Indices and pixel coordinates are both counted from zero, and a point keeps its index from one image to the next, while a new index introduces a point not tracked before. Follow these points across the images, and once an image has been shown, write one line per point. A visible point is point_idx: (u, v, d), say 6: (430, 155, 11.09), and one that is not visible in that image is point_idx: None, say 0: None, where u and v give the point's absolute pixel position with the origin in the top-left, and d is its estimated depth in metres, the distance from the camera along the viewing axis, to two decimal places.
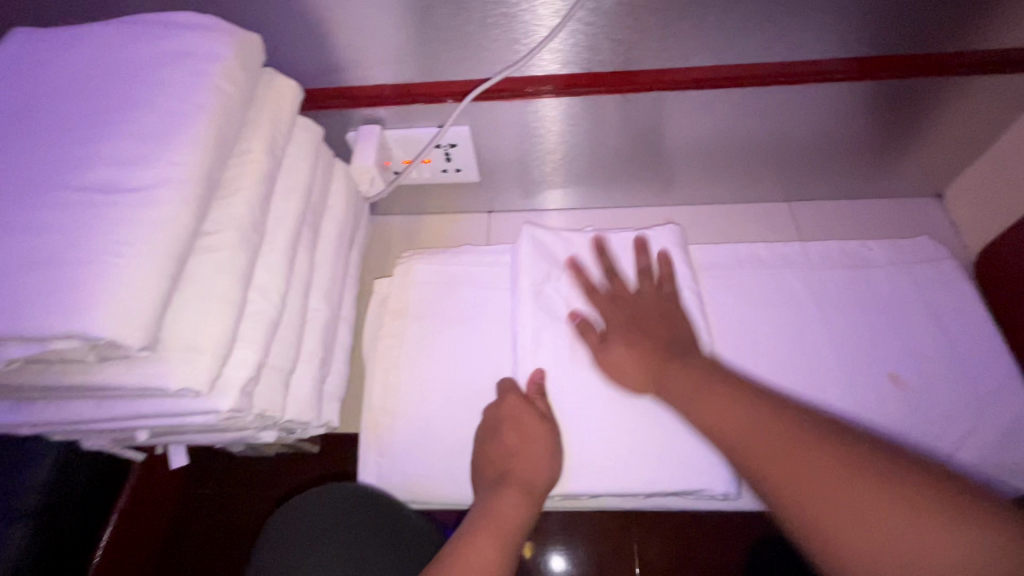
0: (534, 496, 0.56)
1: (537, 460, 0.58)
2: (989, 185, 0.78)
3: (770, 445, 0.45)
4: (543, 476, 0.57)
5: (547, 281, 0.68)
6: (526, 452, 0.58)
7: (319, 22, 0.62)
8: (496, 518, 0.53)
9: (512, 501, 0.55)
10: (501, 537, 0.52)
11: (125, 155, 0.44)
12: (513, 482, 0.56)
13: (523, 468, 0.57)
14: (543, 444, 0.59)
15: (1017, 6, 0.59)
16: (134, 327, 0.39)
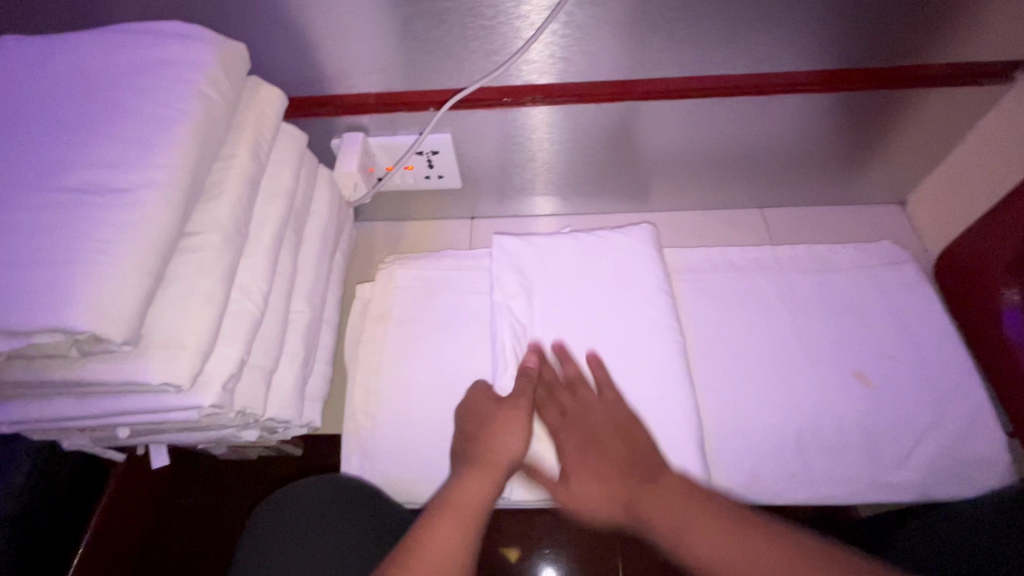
0: (500, 476, 0.55)
1: (505, 440, 0.58)
2: (947, 192, 0.82)
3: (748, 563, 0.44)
4: (513, 455, 0.57)
5: (515, 297, 0.69)
6: (494, 434, 0.58)
7: (303, 32, 0.64)
8: (461, 500, 0.51)
9: (477, 483, 0.54)
10: (466, 518, 0.50)
11: (110, 157, 0.46)
12: (479, 464, 0.55)
13: (493, 450, 0.57)
14: (514, 424, 0.59)
15: (964, 24, 0.63)
16: (118, 322, 0.40)
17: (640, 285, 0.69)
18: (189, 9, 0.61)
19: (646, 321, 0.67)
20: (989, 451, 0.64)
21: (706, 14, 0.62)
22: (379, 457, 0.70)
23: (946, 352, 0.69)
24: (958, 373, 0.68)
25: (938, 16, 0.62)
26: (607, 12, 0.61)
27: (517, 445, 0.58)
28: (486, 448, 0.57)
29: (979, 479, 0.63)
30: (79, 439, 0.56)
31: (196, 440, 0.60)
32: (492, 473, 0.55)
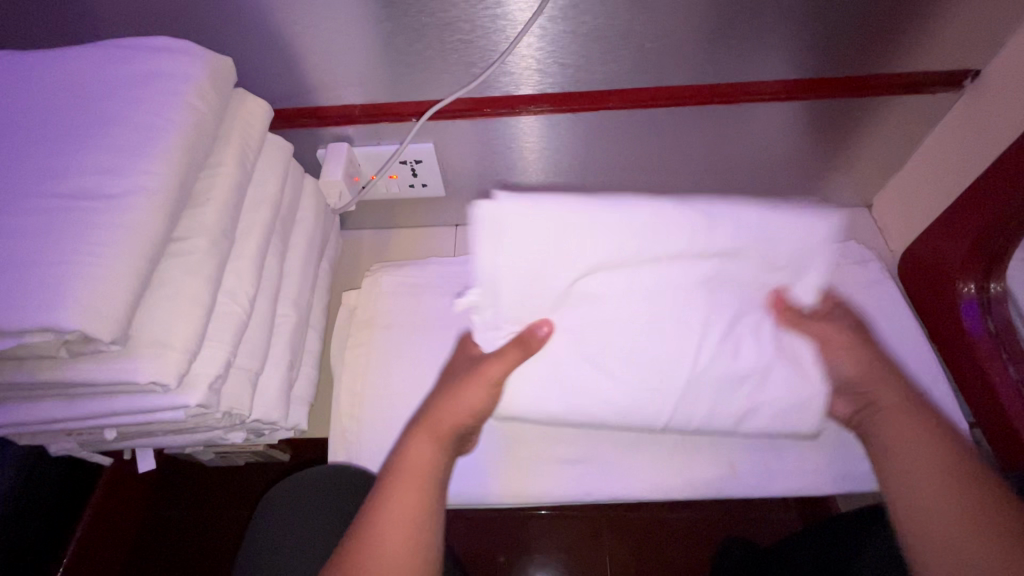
0: (450, 435, 0.58)
1: (458, 401, 0.59)
2: (909, 195, 0.85)
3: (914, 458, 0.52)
4: (460, 418, 0.59)
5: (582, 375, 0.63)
6: (444, 397, 0.60)
7: (288, 47, 0.66)
8: (412, 464, 0.54)
9: (423, 446, 0.56)
10: (420, 479, 0.53)
11: (100, 165, 0.47)
12: (428, 427, 0.58)
13: (443, 413, 0.59)
14: (474, 384, 0.59)
15: (918, 35, 0.67)
16: (107, 322, 0.42)
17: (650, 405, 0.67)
18: (176, 24, 0.63)
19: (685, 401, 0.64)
20: None
21: (675, 25, 0.65)
22: (365, 459, 0.72)
23: (911, 347, 0.72)
24: (923, 368, 0.71)
25: (891, 28, 0.66)
26: (579, 25, 0.65)
27: (475, 401, 0.59)
28: (435, 410, 0.59)
29: None
30: (66, 442, 0.56)
31: (183, 443, 0.60)
32: (440, 434, 0.57)
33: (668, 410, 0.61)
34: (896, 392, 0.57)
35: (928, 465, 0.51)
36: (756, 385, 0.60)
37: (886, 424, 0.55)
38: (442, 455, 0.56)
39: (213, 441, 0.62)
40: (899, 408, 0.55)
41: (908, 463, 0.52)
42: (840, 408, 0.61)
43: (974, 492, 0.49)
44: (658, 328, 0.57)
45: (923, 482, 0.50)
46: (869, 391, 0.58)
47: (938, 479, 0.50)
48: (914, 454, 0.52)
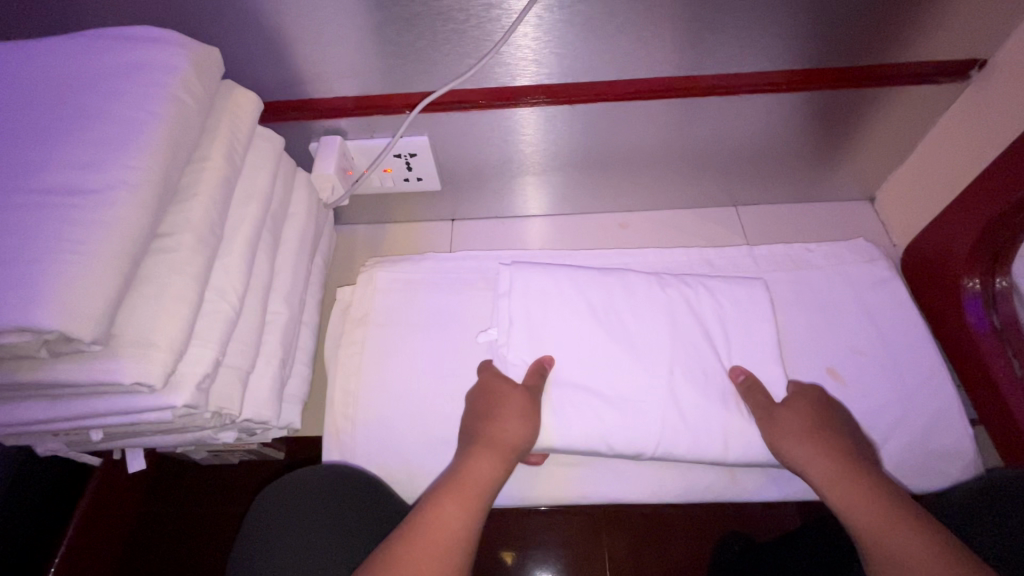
0: (508, 457, 0.58)
1: (509, 425, 0.60)
2: (914, 189, 0.84)
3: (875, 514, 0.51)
4: (520, 438, 0.59)
5: (579, 396, 0.65)
6: (498, 419, 0.60)
7: (277, 38, 0.65)
8: (469, 480, 0.54)
9: (485, 464, 0.56)
10: (472, 495, 0.53)
11: (81, 159, 0.46)
12: (488, 445, 0.58)
13: (498, 434, 0.59)
14: (514, 409, 0.61)
15: (922, 24, 0.65)
16: (88, 321, 0.41)
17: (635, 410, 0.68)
18: (160, 12, 0.61)
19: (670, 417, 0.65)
20: (955, 439, 0.66)
21: (674, 15, 0.63)
22: (360, 457, 0.71)
23: (913, 344, 0.71)
24: (924, 365, 0.70)
25: (895, 18, 0.64)
26: (575, 15, 0.63)
27: (520, 429, 0.60)
28: (491, 430, 0.59)
29: (945, 470, 0.65)
30: (52, 443, 0.55)
31: (173, 443, 0.59)
32: (499, 455, 0.57)
33: (654, 434, 0.64)
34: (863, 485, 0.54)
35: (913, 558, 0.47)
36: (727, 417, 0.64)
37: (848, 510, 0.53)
38: (497, 476, 0.56)
39: (204, 441, 0.61)
40: (858, 491, 0.54)
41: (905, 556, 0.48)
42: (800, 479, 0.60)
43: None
44: (625, 359, 0.67)
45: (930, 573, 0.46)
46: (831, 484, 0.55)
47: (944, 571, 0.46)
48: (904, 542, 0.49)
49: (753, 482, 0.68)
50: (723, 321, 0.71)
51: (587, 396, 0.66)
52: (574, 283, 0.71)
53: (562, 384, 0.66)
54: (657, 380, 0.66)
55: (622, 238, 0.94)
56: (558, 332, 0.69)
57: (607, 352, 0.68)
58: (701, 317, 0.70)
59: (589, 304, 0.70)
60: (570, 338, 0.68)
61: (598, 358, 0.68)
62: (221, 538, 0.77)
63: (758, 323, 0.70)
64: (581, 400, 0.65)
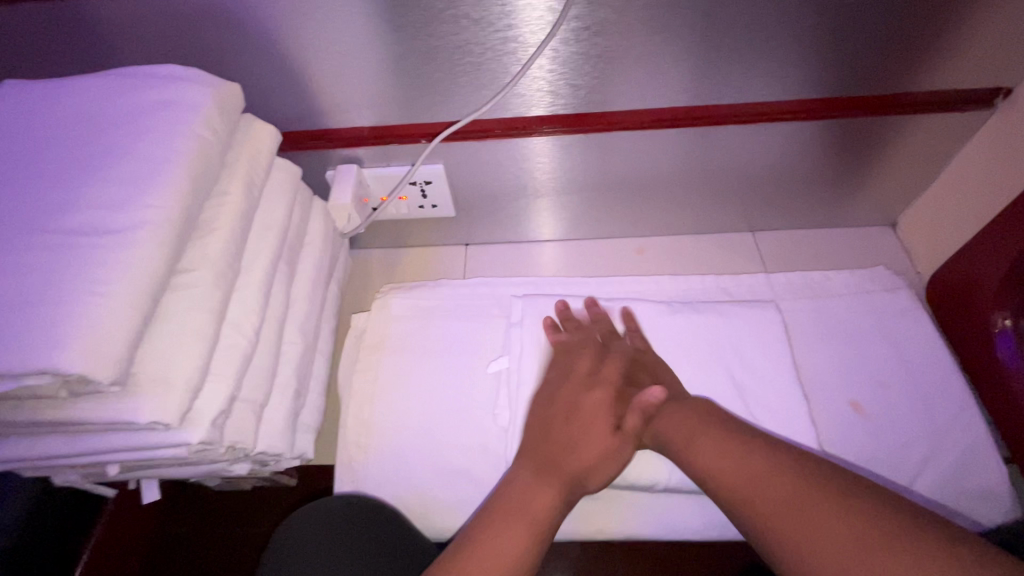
0: (567, 494, 0.49)
1: (573, 453, 0.51)
2: (937, 215, 0.82)
3: (710, 440, 0.49)
4: (582, 471, 0.51)
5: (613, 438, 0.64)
6: (567, 445, 0.52)
7: (298, 73, 0.66)
8: (519, 507, 0.46)
9: (540, 497, 0.47)
10: (523, 536, 0.44)
11: (105, 199, 0.47)
12: (541, 475, 0.49)
13: (562, 461, 0.50)
14: (587, 433, 0.53)
15: (943, 53, 0.64)
16: (106, 362, 0.41)
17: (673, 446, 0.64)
18: (186, 51, 0.63)
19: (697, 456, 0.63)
20: (990, 478, 0.63)
21: (690, 46, 0.63)
22: (373, 488, 0.70)
23: (940, 378, 0.69)
24: (953, 401, 0.68)
25: (916, 47, 0.63)
26: (591, 47, 0.63)
27: (588, 459, 0.52)
28: (554, 455, 0.51)
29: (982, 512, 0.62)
30: (70, 475, 0.55)
31: (187, 475, 0.59)
32: (557, 482, 0.49)
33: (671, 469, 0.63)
34: (711, 431, 0.50)
35: (745, 473, 0.44)
36: None
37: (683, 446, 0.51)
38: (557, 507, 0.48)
39: (217, 472, 0.61)
40: (687, 424, 0.52)
41: (736, 471, 0.45)
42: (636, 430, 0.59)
43: (849, 503, 0.39)
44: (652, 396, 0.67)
45: (763, 495, 0.42)
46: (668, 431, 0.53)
47: (783, 488, 0.41)
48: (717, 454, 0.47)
49: None
50: (740, 351, 0.69)
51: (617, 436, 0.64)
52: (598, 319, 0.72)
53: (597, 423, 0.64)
54: None
55: (636, 264, 0.93)
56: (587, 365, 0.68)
57: None
58: (721, 348, 0.69)
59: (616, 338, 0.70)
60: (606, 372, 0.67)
61: None
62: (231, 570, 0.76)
63: (775, 353, 0.69)
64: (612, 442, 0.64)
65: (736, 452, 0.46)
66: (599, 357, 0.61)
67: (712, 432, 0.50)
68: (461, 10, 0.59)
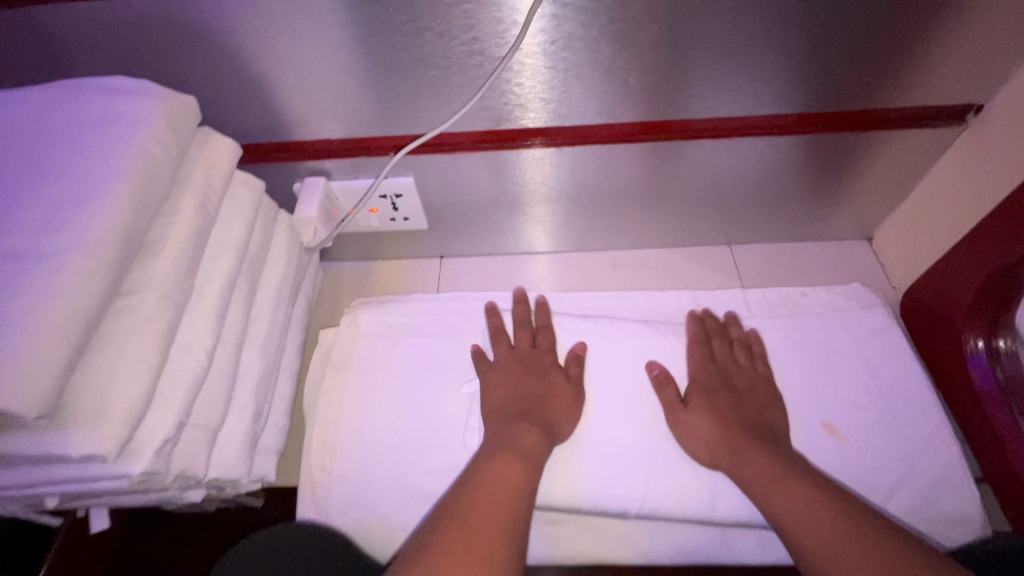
0: (533, 464, 0.56)
1: (525, 433, 0.59)
2: (911, 230, 0.81)
3: (793, 502, 0.52)
4: (538, 446, 0.58)
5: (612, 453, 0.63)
6: (513, 428, 0.60)
7: (258, 85, 0.64)
8: (490, 487, 0.52)
9: (509, 468, 0.55)
10: (501, 496, 0.52)
11: (41, 220, 0.44)
12: (507, 452, 0.56)
13: (515, 441, 0.58)
14: (528, 418, 0.61)
15: (914, 70, 0.63)
16: (35, 393, 0.39)
17: (670, 471, 0.63)
18: (139, 61, 0.61)
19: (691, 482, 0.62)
20: (961, 503, 0.63)
21: (659, 63, 0.62)
22: (337, 513, 0.68)
23: (914, 396, 0.69)
24: (927, 422, 0.67)
25: (885, 65, 0.63)
26: (559, 62, 0.62)
27: (539, 434, 0.60)
28: (507, 438, 0.58)
29: (949, 535, 0.62)
30: (10, 506, 0.53)
31: (139, 503, 0.57)
32: (518, 460, 0.56)
33: (639, 492, 0.62)
34: (795, 489, 0.53)
35: (828, 548, 0.48)
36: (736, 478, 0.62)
37: (766, 495, 0.55)
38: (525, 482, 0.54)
39: (171, 499, 0.58)
40: (768, 472, 0.56)
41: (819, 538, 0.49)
42: (699, 449, 0.62)
43: None
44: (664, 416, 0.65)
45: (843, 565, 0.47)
46: (736, 461, 0.58)
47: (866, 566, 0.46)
48: (803, 518, 0.51)
49: (749, 547, 0.64)
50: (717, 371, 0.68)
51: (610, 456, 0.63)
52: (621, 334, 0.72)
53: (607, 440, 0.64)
54: (644, 429, 0.65)
55: (614, 278, 0.92)
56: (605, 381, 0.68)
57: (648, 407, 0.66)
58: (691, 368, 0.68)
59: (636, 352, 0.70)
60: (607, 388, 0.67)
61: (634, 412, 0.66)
62: None
63: (747, 372, 0.68)
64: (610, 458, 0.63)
65: (822, 522, 0.50)
66: (512, 354, 0.69)
67: (797, 492, 0.53)
68: (424, 23, 0.57)
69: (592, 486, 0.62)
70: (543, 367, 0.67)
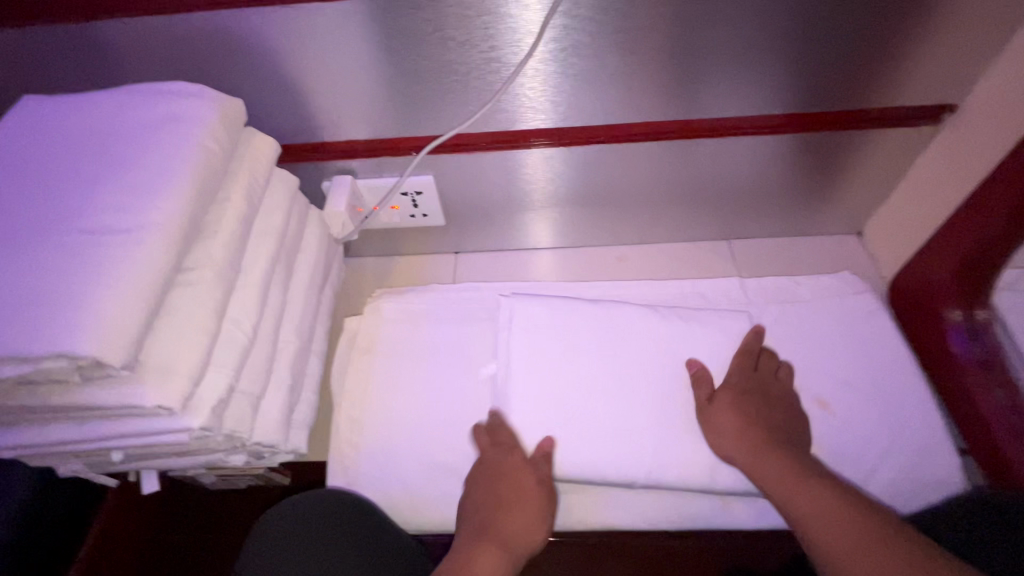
0: (516, 555, 0.58)
1: (481, 557, 0.56)
2: (897, 224, 0.87)
3: (812, 502, 0.55)
4: (495, 572, 0.55)
5: (623, 425, 0.67)
6: (469, 551, 0.56)
7: (296, 90, 0.71)
8: None
9: (488, 558, 0.56)
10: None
11: (117, 201, 0.51)
12: (495, 541, 0.58)
13: (505, 527, 0.59)
14: (526, 505, 0.62)
15: (892, 73, 0.70)
16: (118, 346, 0.45)
17: (680, 442, 0.67)
18: (192, 68, 0.68)
19: (694, 450, 0.66)
20: (944, 470, 0.68)
21: (659, 68, 0.69)
22: (364, 482, 0.73)
23: (902, 375, 0.73)
24: (913, 397, 0.72)
25: (866, 69, 0.69)
26: (568, 67, 0.68)
27: (497, 560, 0.56)
28: (499, 523, 0.60)
29: (930, 498, 0.67)
30: (74, 465, 0.59)
31: (186, 466, 0.62)
32: None
33: (646, 460, 0.66)
34: (813, 491, 0.56)
35: (843, 543, 0.51)
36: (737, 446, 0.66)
37: (784, 491, 0.57)
38: None
39: (215, 464, 0.64)
40: (785, 471, 0.58)
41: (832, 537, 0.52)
42: (724, 444, 0.64)
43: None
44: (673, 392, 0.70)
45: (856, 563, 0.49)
46: (754, 462, 0.60)
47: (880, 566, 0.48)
48: (819, 515, 0.54)
49: (747, 511, 0.68)
50: (719, 350, 0.73)
51: (620, 428, 0.67)
52: (638, 315, 0.75)
53: (619, 415, 0.68)
54: (648, 406, 0.69)
55: (619, 271, 0.97)
56: (618, 360, 0.71)
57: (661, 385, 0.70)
58: (693, 350, 0.73)
59: (653, 333, 0.74)
60: (622, 365, 0.71)
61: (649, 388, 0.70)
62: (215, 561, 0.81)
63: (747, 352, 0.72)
64: (621, 431, 0.67)
65: (840, 520, 0.52)
66: (484, 466, 0.66)
67: (815, 492, 0.55)
68: (447, 33, 0.64)
69: (601, 455, 0.66)
70: (516, 477, 0.64)
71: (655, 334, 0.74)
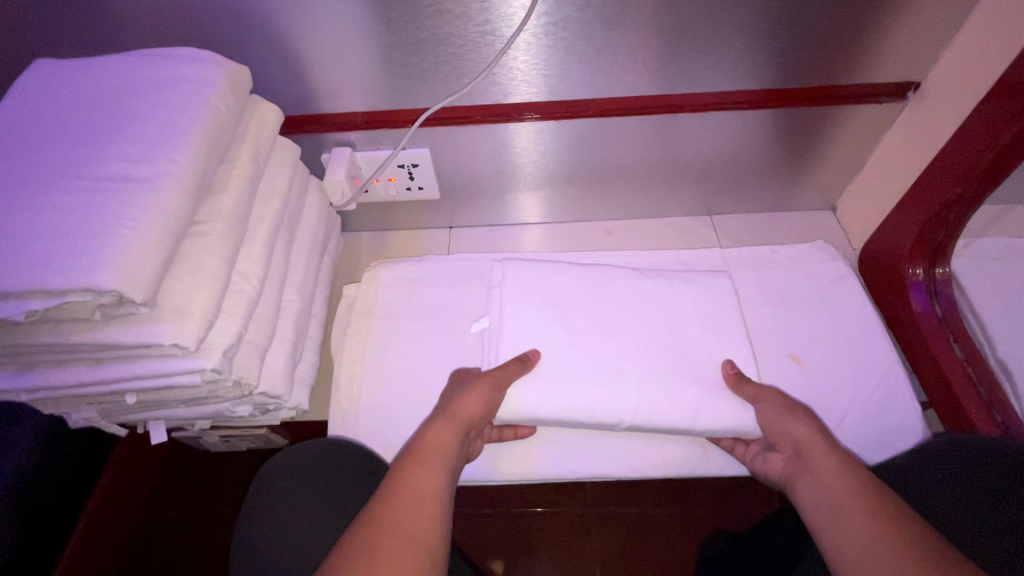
0: (463, 425, 0.63)
1: (434, 433, 0.60)
2: (868, 197, 0.92)
3: (836, 496, 0.54)
4: (450, 441, 0.60)
5: (613, 379, 0.71)
6: (425, 432, 0.61)
7: (298, 60, 0.74)
8: (411, 487, 0.53)
9: (443, 433, 0.60)
10: (435, 461, 0.57)
11: (133, 153, 0.54)
12: (447, 419, 0.62)
13: (455, 409, 0.64)
14: (470, 390, 0.66)
15: (861, 52, 0.74)
16: (137, 284, 0.48)
17: (665, 392, 0.71)
18: (198, 36, 0.70)
19: (677, 400, 0.70)
20: (906, 419, 0.73)
21: (645, 41, 0.73)
22: (364, 437, 0.76)
23: (868, 334, 0.79)
24: (879, 354, 0.77)
25: (837, 46, 0.74)
26: (559, 41, 0.72)
27: (449, 432, 0.61)
28: (449, 408, 0.64)
29: (895, 446, 0.72)
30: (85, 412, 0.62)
31: (192, 416, 0.66)
32: (429, 463, 0.56)
33: (631, 408, 0.70)
34: (844, 481, 0.55)
35: (855, 528, 0.50)
36: (714, 395, 0.71)
37: (816, 483, 0.57)
38: (440, 482, 0.55)
39: (222, 414, 0.67)
40: (826, 466, 0.57)
41: (850, 527, 0.51)
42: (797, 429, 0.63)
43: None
44: (658, 349, 0.74)
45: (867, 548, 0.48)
46: (804, 452, 0.60)
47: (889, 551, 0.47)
48: (842, 502, 0.53)
49: (723, 460, 0.74)
50: (700, 311, 0.77)
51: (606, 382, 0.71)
52: (625, 275, 0.80)
53: (607, 371, 0.72)
54: (635, 361, 0.72)
55: (607, 244, 1.02)
56: (605, 318, 0.75)
57: (647, 344, 0.74)
58: (677, 309, 0.77)
59: (639, 295, 0.78)
60: (609, 324, 0.75)
61: (635, 344, 0.74)
62: (222, 506, 0.93)
63: (726, 312, 0.77)
64: (610, 384, 0.71)
65: (861, 510, 0.51)
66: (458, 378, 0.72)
67: (844, 483, 0.54)
68: (444, 6, 0.67)
69: (588, 406, 0.70)
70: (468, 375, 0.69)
71: (640, 295, 0.78)
